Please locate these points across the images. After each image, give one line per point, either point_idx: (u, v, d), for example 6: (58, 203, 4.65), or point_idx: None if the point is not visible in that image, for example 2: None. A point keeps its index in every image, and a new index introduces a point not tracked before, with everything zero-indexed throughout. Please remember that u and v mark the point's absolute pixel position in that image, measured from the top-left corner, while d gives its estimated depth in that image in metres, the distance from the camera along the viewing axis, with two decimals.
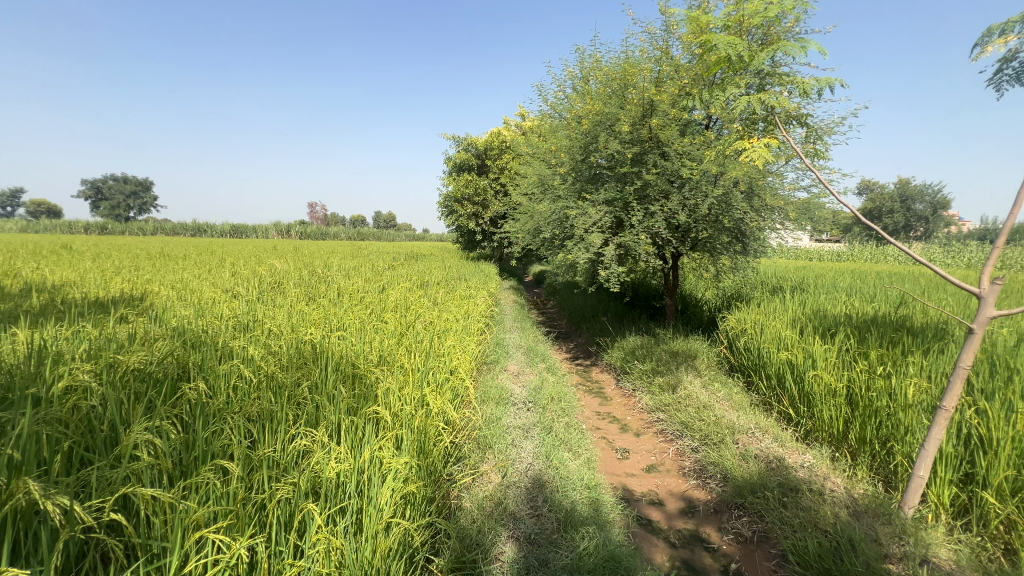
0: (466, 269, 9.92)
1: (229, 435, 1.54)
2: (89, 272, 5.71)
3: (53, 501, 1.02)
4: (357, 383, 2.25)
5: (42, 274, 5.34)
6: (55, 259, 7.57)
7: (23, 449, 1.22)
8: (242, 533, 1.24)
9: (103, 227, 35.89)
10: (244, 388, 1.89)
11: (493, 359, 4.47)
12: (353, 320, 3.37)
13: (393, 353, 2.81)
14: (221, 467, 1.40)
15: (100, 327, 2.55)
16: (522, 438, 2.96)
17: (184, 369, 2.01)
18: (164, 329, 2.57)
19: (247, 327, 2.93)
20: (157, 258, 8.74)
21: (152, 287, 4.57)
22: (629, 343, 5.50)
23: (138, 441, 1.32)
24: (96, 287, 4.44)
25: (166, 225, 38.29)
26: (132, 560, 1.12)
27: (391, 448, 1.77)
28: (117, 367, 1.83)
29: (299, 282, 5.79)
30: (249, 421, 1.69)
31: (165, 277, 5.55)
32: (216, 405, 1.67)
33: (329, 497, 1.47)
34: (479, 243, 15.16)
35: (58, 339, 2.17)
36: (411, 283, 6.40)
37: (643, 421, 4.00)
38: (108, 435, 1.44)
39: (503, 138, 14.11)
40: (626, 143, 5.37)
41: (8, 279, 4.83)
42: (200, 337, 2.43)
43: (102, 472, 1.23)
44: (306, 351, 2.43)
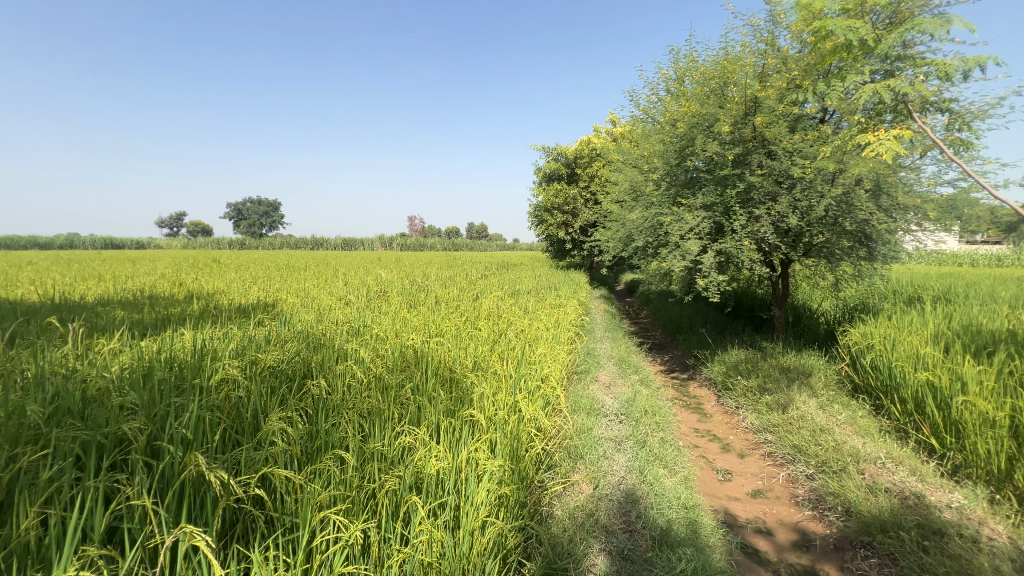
0: (556, 278, 9.98)
1: (346, 428, 1.73)
2: (234, 281, 6.70)
3: (215, 474, 1.23)
4: (454, 387, 2.38)
5: (200, 283, 6.36)
6: (207, 271, 8.97)
7: (193, 429, 1.48)
8: (357, 517, 1.39)
9: (243, 242, 41.82)
10: (357, 386, 2.11)
11: (584, 369, 4.42)
12: (450, 327, 3.55)
13: (486, 359, 2.92)
14: (339, 456, 1.57)
15: (244, 329, 2.99)
16: (614, 451, 2.89)
17: (308, 367, 2.29)
18: (292, 331, 2.93)
19: (358, 331, 3.24)
20: (282, 269, 9.92)
21: (281, 295, 5.22)
22: (732, 358, 5.12)
23: (275, 429, 1.53)
24: (240, 295, 5.18)
25: (290, 240, 43.50)
26: (272, 531, 1.31)
27: (486, 450, 1.84)
28: (257, 364, 2.15)
29: (401, 290, 6.24)
30: (361, 416, 1.88)
31: (291, 286, 6.31)
32: (335, 401, 1.88)
33: (431, 492, 1.57)
34: (569, 252, 15.12)
35: (214, 338, 2.59)
36: (503, 291, 6.58)
37: (748, 441, 3.69)
38: (252, 422, 1.70)
39: (594, 145, 14.00)
40: (726, 144, 5.07)
41: (176, 288, 5.83)
42: (321, 340, 2.73)
43: (248, 452, 1.45)
44: (409, 354, 2.63)
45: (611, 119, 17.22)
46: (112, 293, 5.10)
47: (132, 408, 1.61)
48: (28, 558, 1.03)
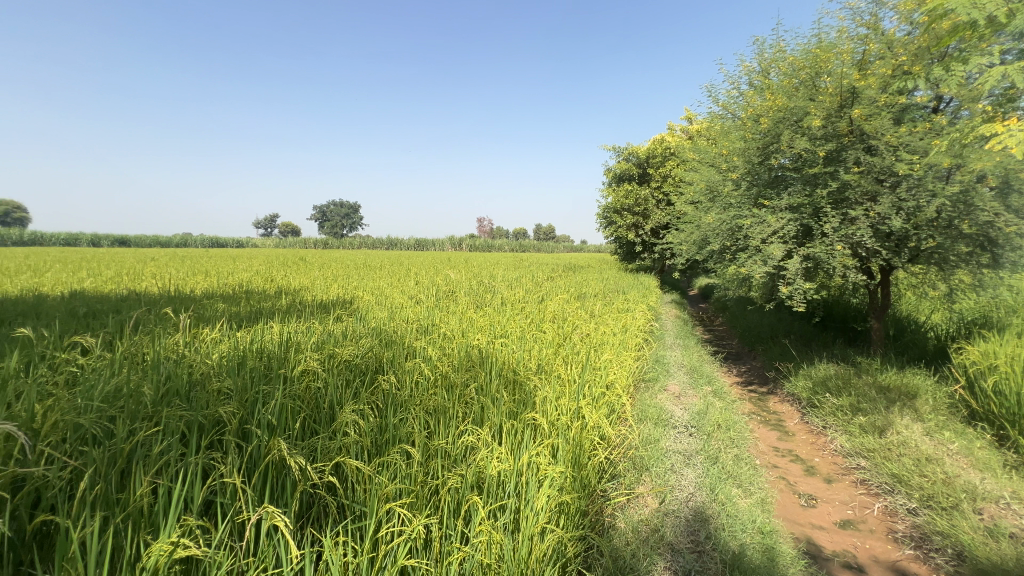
0: (624, 282, 9.72)
1: (413, 423, 1.79)
2: (318, 279, 7.21)
3: (294, 458, 1.33)
4: (518, 389, 2.39)
5: (289, 280, 6.92)
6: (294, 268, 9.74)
7: (277, 416, 1.61)
8: (420, 512, 1.42)
9: (326, 242, 45.01)
10: (425, 383, 2.18)
11: (651, 377, 4.26)
12: (516, 329, 3.57)
13: (550, 362, 2.91)
14: (405, 451, 1.63)
15: (325, 324, 3.20)
16: (683, 465, 2.75)
17: (380, 363, 2.40)
18: (366, 328, 3.10)
19: (427, 330, 3.36)
20: (360, 268, 10.53)
21: (358, 293, 5.54)
22: (819, 373, 4.69)
23: (348, 420, 1.63)
24: (322, 292, 5.57)
25: (368, 240, 46.19)
26: (342, 518, 1.38)
27: (547, 455, 1.82)
28: (335, 357, 2.29)
29: (469, 290, 6.39)
30: (428, 413, 1.94)
31: (367, 285, 6.70)
32: (404, 397, 1.96)
33: (492, 493, 1.59)
34: (638, 254, 14.68)
35: (299, 331, 2.80)
36: (569, 294, 6.52)
37: (837, 465, 3.36)
38: (328, 412, 1.81)
39: (668, 143, 13.46)
40: (816, 140, 4.67)
41: (268, 284, 6.38)
42: (392, 337, 2.87)
43: (324, 441, 1.55)
44: (474, 355, 2.68)
45: (687, 116, 16.48)
46: (217, 287, 5.69)
47: (228, 393, 1.79)
48: (140, 520, 1.16)
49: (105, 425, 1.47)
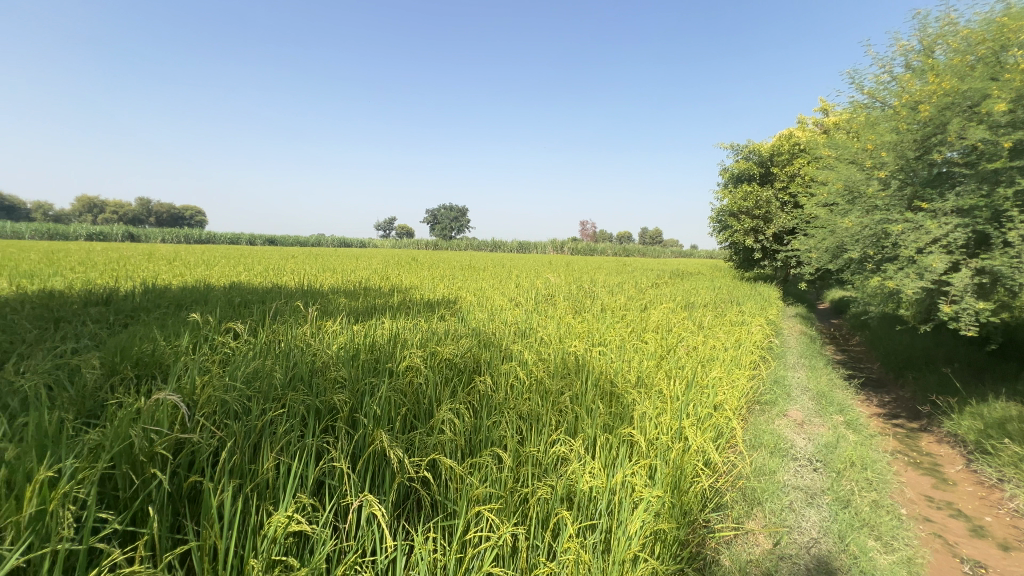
0: (739, 292, 8.92)
1: (505, 427, 1.80)
2: (427, 279, 7.68)
3: (393, 451, 1.40)
4: (615, 401, 2.29)
5: (402, 279, 7.47)
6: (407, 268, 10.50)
7: (381, 408, 1.72)
8: (508, 519, 1.41)
9: (436, 244, 48.07)
10: (519, 386, 2.19)
11: (768, 399, 3.83)
12: (615, 338, 3.45)
13: (651, 375, 2.75)
14: (497, 454, 1.64)
15: (429, 322, 3.38)
16: (803, 505, 2.41)
17: (477, 363, 2.47)
18: (467, 328, 3.21)
19: (525, 333, 3.38)
20: (465, 269, 11.00)
21: (462, 293, 5.79)
22: (994, 412, 3.84)
23: (445, 418, 1.68)
24: (430, 291, 5.91)
25: (474, 242, 48.35)
26: (434, 514, 1.42)
27: (644, 476, 1.71)
28: (436, 355, 2.41)
29: (568, 295, 6.33)
30: (521, 418, 1.94)
31: (471, 285, 6.97)
32: (498, 399, 1.98)
33: (582, 509, 1.52)
34: (757, 261, 13.40)
35: (406, 328, 3.00)
36: (674, 303, 6.15)
37: (1017, 530, 2.70)
38: (427, 407, 1.90)
39: (798, 139, 12.08)
40: (999, 128, 3.84)
41: (384, 282, 6.96)
42: (490, 339, 2.93)
43: (422, 436, 1.62)
44: (571, 362, 2.64)
45: (822, 107, 14.66)
46: (341, 284, 6.34)
47: (342, 382, 1.96)
48: (265, 492, 1.30)
49: (245, 402, 1.69)
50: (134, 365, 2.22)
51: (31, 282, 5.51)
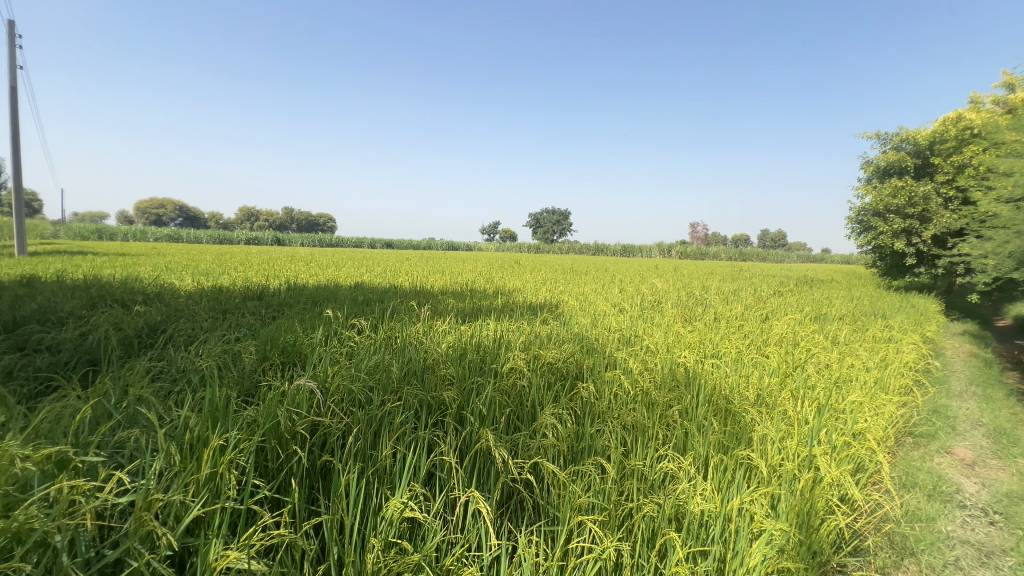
0: (885, 303, 7.71)
1: (609, 437, 1.76)
2: (530, 282, 7.82)
3: (498, 451, 1.44)
4: (730, 420, 2.11)
5: (506, 282, 7.70)
6: (511, 271, 10.76)
7: (487, 408, 1.78)
8: (612, 533, 1.37)
9: (539, 247, 48.75)
10: (623, 397, 2.12)
11: (925, 432, 3.24)
12: (730, 350, 3.18)
13: (773, 394, 2.49)
14: (600, 465, 1.60)
15: (532, 325, 3.43)
16: (975, 564, 1.98)
17: (580, 369, 2.44)
18: (570, 333, 3.21)
19: (630, 340, 3.27)
20: (568, 274, 10.98)
21: (565, 297, 5.80)
22: None
23: (548, 423, 1.69)
24: (532, 295, 6.00)
25: (576, 246, 48.14)
26: (537, 518, 1.43)
27: (765, 506, 1.54)
28: (539, 359, 2.43)
29: (677, 301, 6.01)
30: (625, 429, 1.88)
31: (574, 290, 6.95)
32: (601, 409, 1.94)
33: (692, 533, 1.42)
34: (909, 268, 11.48)
35: (511, 330, 3.08)
36: (802, 314, 5.51)
37: None
38: (530, 410, 1.92)
39: (970, 122, 10.13)
40: None
41: (489, 284, 7.22)
42: (594, 345, 2.89)
43: (525, 439, 1.64)
44: (680, 374, 2.50)
45: (1005, 82, 12.15)
46: (450, 285, 6.71)
47: (452, 380, 2.07)
48: (384, 477, 1.41)
49: (367, 393, 1.86)
50: (279, 353, 2.56)
51: (207, 279, 6.66)
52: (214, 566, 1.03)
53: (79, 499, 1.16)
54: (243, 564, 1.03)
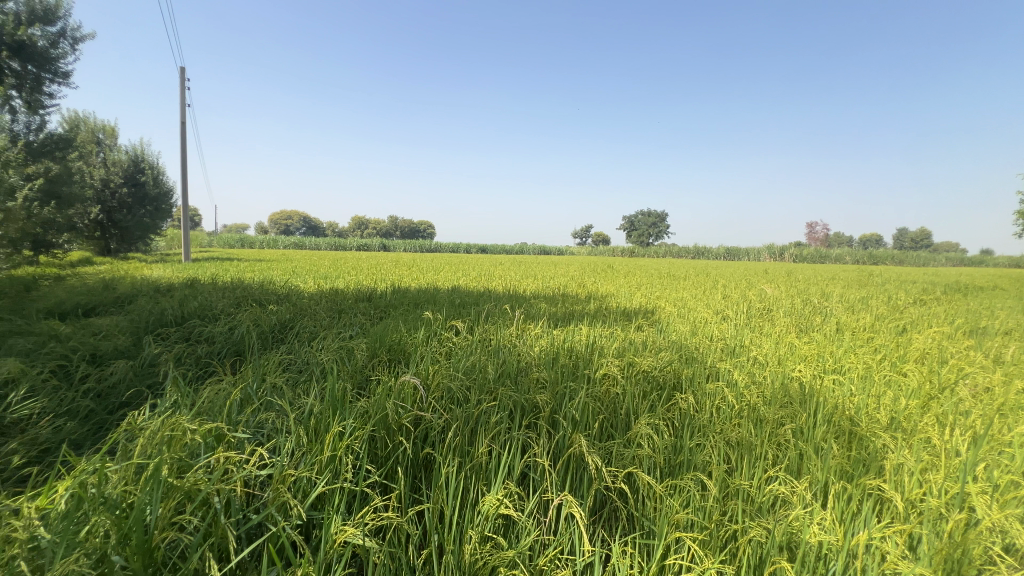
0: None
1: (710, 452, 1.66)
2: (624, 287, 7.62)
3: (591, 457, 1.43)
4: (856, 444, 1.87)
5: (599, 287, 7.57)
6: (605, 276, 10.56)
7: (581, 413, 1.78)
8: (714, 554, 1.29)
9: (633, 251, 47.32)
10: (727, 411, 1.99)
11: None
12: (856, 366, 2.82)
13: (914, 418, 2.16)
14: (700, 481, 1.52)
15: (626, 332, 3.34)
16: None
17: (678, 379, 2.33)
18: (667, 340, 3.07)
19: (735, 350, 3.05)
20: (666, 278, 10.49)
21: (661, 303, 5.56)
22: None
23: (643, 433, 1.65)
24: (627, 300, 5.84)
25: (675, 249, 45.90)
26: (631, 529, 1.39)
27: (900, 546, 1.34)
28: (635, 367, 2.37)
29: (790, 310, 5.46)
30: (728, 445, 1.76)
31: (671, 295, 6.64)
32: (702, 422, 1.84)
33: (808, 566, 1.28)
34: None
35: (604, 336, 3.03)
36: (953, 327, 4.69)
37: None
38: (624, 419, 1.88)
39: None
40: None
41: (582, 289, 7.16)
42: (693, 354, 2.74)
43: (620, 448, 1.61)
44: (794, 390, 2.27)
45: None
46: (543, 290, 6.78)
47: (545, 384, 2.10)
48: (480, 474, 1.47)
49: (465, 391, 1.96)
50: (387, 350, 2.79)
51: (327, 282, 7.44)
52: (334, 538, 1.15)
53: (232, 469, 1.37)
54: (359, 539, 1.14)
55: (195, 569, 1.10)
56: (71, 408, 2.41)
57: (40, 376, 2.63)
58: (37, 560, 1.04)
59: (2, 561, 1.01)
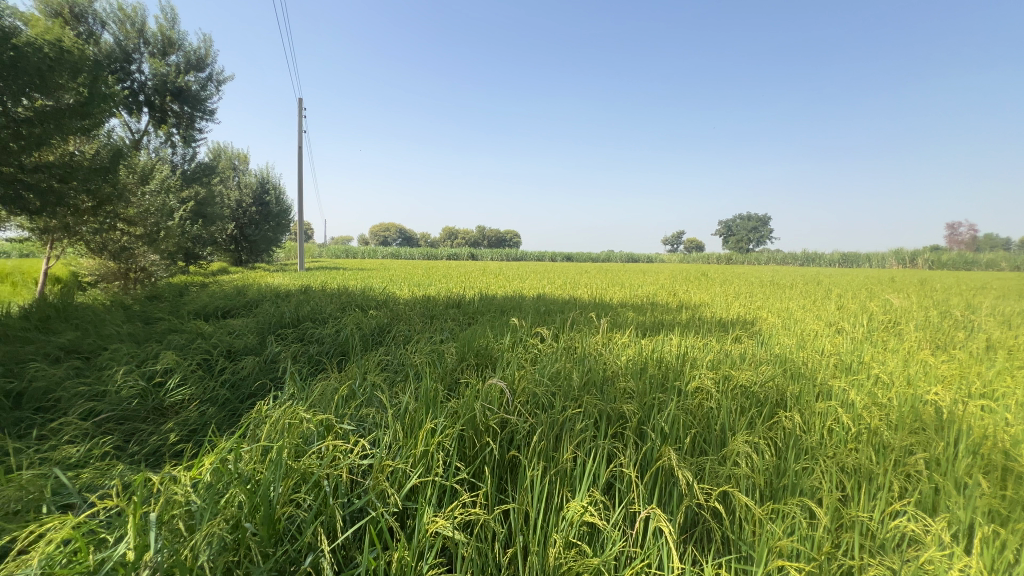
0: None
1: (820, 477, 1.51)
2: (720, 296, 7.15)
3: (681, 472, 1.37)
4: (1013, 483, 1.58)
5: (693, 296, 7.19)
6: (698, 284, 9.97)
7: (670, 427, 1.72)
8: None
9: (730, 258, 44.21)
10: (840, 434, 1.79)
11: None
12: (1014, 392, 2.37)
13: None
14: (808, 507, 1.38)
15: (721, 344, 3.14)
16: None
17: (782, 397, 2.13)
18: (769, 354, 2.84)
19: (851, 367, 2.73)
20: (769, 287, 9.64)
21: (762, 314, 5.13)
22: None
23: (740, 450, 1.54)
24: (722, 310, 5.48)
25: (779, 255, 42.10)
26: (727, 552, 1.30)
27: None
28: (731, 380, 2.22)
29: (924, 323, 4.74)
30: (842, 471, 1.59)
31: (775, 305, 6.09)
32: (810, 444, 1.68)
33: None
34: None
35: (696, 347, 2.88)
36: None
37: None
38: (719, 435, 1.77)
39: None
40: None
41: (673, 297, 6.86)
42: (800, 369, 2.50)
43: (714, 465, 1.52)
44: (928, 415, 1.97)
45: None
46: (630, 298, 6.59)
47: (632, 394, 2.04)
48: (565, 480, 1.47)
49: (550, 397, 1.98)
50: (475, 354, 2.90)
51: (421, 289, 7.92)
52: (426, 528, 1.22)
53: (339, 456, 1.52)
54: (448, 530, 1.21)
55: (309, 542, 1.23)
56: (212, 396, 2.82)
57: (190, 367, 3.11)
58: (189, 520, 1.24)
59: (165, 518, 1.22)
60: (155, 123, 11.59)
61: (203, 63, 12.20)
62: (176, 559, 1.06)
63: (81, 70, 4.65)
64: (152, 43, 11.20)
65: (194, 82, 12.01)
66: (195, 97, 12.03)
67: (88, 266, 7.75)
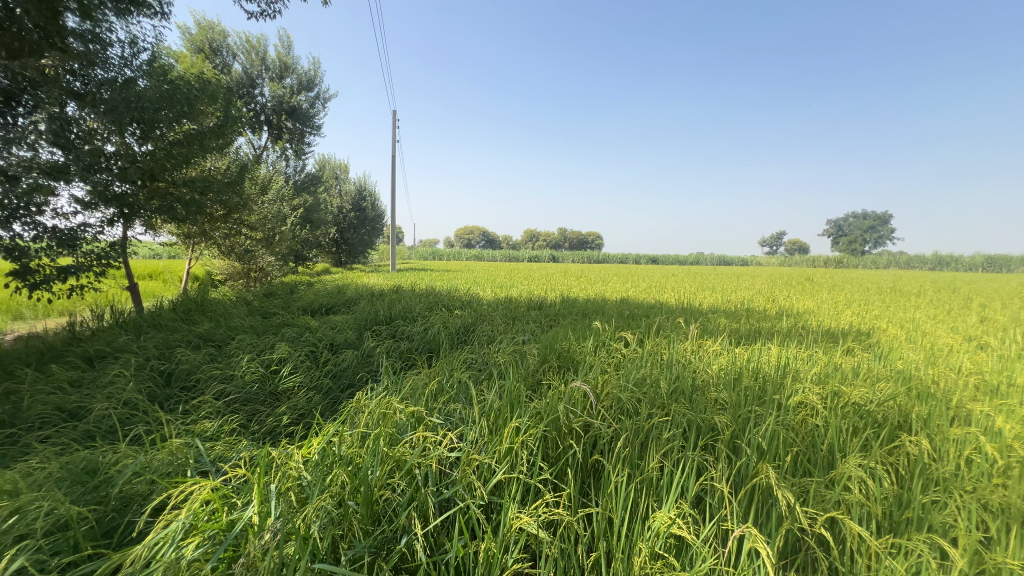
0: None
1: (954, 513, 1.32)
2: (828, 303, 6.47)
3: (782, 492, 1.28)
4: None
5: (796, 302, 6.57)
6: (803, 289, 9.07)
7: (768, 442, 1.60)
8: None
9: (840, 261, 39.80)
10: (981, 466, 1.55)
11: None
12: None
13: None
14: (938, 545, 1.22)
15: (828, 356, 2.84)
16: None
17: (905, 418, 1.89)
18: (889, 369, 2.51)
19: (998, 390, 2.33)
20: (890, 293, 8.53)
21: (880, 324, 4.56)
22: None
23: (852, 475, 1.39)
24: (829, 318, 4.96)
25: (902, 258, 37.07)
26: None
27: None
28: (841, 396, 2.01)
29: None
30: (983, 508, 1.37)
31: (897, 314, 5.39)
32: (942, 475, 1.47)
33: None
34: None
35: (799, 358, 2.63)
36: None
37: None
38: (826, 455, 1.61)
39: None
40: None
41: (771, 303, 6.33)
42: (929, 389, 2.19)
43: (820, 488, 1.40)
44: None
45: None
46: (722, 304, 6.20)
47: (725, 405, 1.93)
48: (651, 489, 1.43)
49: (635, 403, 1.92)
50: (557, 355, 2.91)
51: (504, 290, 8.09)
52: (512, 522, 1.26)
53: (429, 447, 1.61)
54: (532, 528, 1.23)
55: (403, 524, 1.33)
56: (318, 384, 3.13)
57: (299, 358, 3.47)
58: (301, 493, 1.39)
59: (282, 489, 1.37)
60: (273, 139, 13.06)
61: (313, 82, 13.48)
62: (292, 526, 1.20)
63: (218, 97, 5.36)
64: (272, 69, 12.63)
65: (306, 101, 13.32)
66: (306, 114, 13.34)
67: (220, 266, 8.94)
